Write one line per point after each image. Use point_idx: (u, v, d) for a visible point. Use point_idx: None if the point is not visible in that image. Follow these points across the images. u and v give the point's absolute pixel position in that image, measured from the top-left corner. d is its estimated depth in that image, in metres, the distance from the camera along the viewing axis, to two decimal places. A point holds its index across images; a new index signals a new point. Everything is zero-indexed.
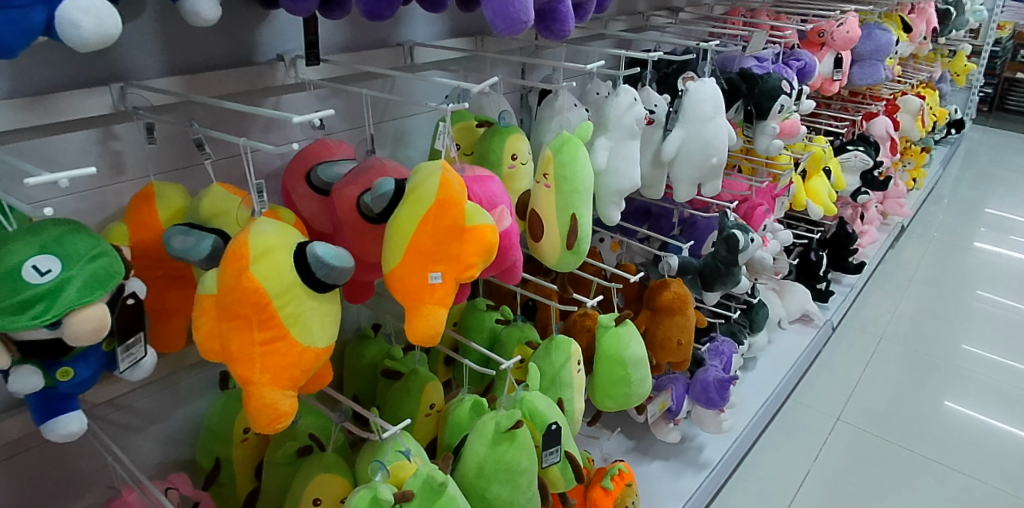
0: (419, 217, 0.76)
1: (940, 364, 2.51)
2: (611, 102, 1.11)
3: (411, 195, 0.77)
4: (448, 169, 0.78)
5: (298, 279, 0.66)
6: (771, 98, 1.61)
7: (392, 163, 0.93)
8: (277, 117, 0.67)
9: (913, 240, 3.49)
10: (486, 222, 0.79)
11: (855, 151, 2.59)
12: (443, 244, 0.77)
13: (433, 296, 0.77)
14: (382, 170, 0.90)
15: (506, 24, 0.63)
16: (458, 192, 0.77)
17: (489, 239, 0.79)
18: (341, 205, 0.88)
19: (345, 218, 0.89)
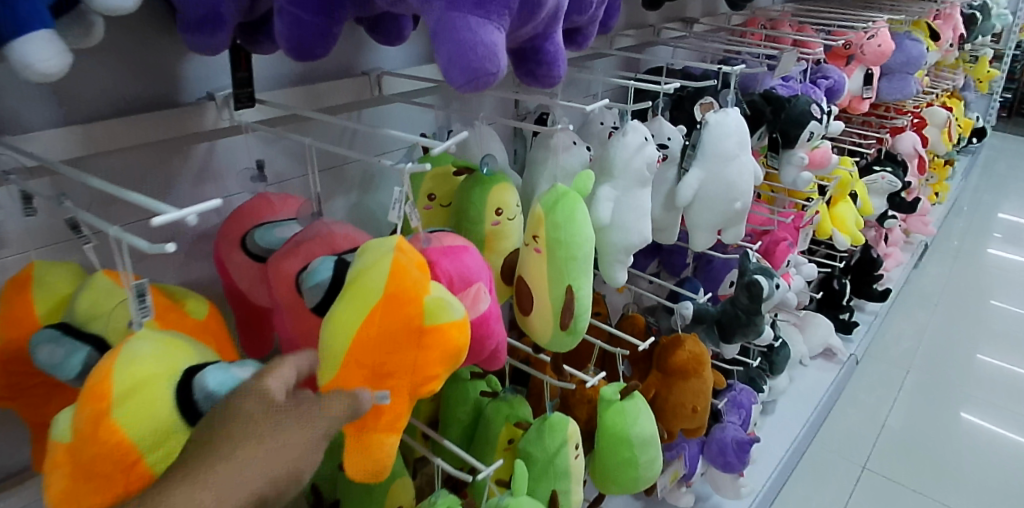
0: (360, 317, 0.57)
1: (977, 395, 2.26)
2: (617, 143, 0.92)
3: (352, 286, 0.59)
4: (402, 251, 0.60)
5: (183, 423, 0.48)
6: (800, 124, 1.43)
7: (345, 228, 0.75)
8: (145, 203, 0.46)
9: (941, 254, 3.26)
10: (452, 319, 0.61)
11: (883, 172, 2.38)
12: (394, 352, 0.59)
13: (380, 421, 0.59)
14: (329, 241, 0.72)
15: (464, 78, 0.43)
16: (413, 283, 0.59)
17: (455, 342, 0.61)
18: (279, 284, 0.71)
19: (284, 300, 0.71)
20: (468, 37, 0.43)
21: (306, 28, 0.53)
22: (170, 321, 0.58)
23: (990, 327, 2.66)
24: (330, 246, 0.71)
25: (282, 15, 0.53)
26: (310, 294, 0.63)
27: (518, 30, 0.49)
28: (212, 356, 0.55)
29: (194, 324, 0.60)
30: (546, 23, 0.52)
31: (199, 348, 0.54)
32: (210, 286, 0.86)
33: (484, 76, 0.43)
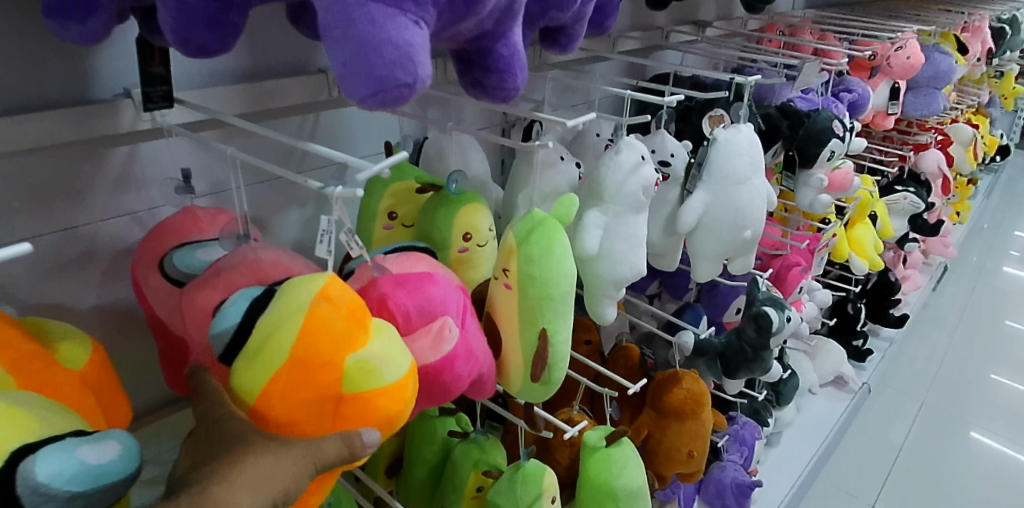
0: (263, 385, 0.49)
1: (1001, 430, 2.07)
2: (608, 161, 0.80)
3: (260, 347, 0.49)
4: (324, 301, 0.50)
5: None
6: (819, 142, 1.31)
7: (276, 254, 0.63)
8: None
9: (964, 274, 3.08)
10: (380, 386, 0.50)
11: (905, 192, 2.24)
12: (306, 422, 0.50)
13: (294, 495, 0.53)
14: (254, 269, 0.60)
15: (366, 88, 0.35)
16: (331, 342, 0.49)
17: (385, 414, 0.51)
18: (192, 319, 0.60)
19: (198, 339, 0.60)
20: (371, 36, 0.35)
21: (194, 15, 0.42)
22: (33, 372, 0.47)
23: (1016, 352, 2.48)
24: (253, 278, 0.60)
25: (164, 1, 0.42)
26: (215, 341, 0.52)
27: (455, 26, 0.42)
28: (69, 425, 0.43)
29: (65, 375, 0.49)
30: (497, 17, 0.46)
31: (47, 416, 0.42)
32: (134, 308, 0.76)
33: (393, 86, 0.35)
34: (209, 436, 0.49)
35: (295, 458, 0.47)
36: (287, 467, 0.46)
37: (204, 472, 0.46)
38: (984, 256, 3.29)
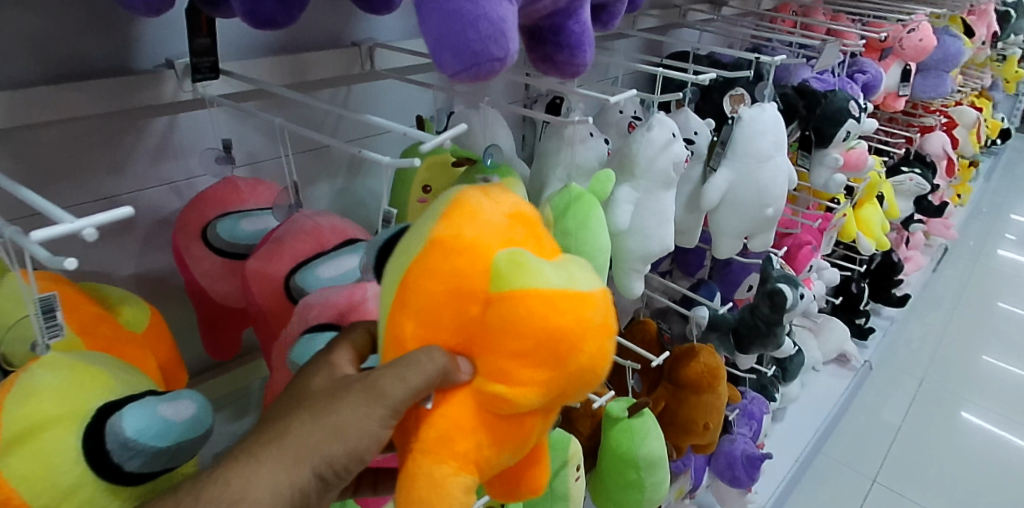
0: (400, 278, 0.46)
1: (999, 411, 2.10)
2: (639, 138, 0.81)
3: (400, 247, 0.49)
4: (478, 199, 0.48)
5: (95, 476, 0.39)
6: (836, 123, 1.32)
7: (332, 219, 0.65)
8: (44, 207, 0.37)
9: (963, 256, 3.10)
10: (539, 288, 0.43)
11: (911, 173, 2.25)
12: (449, 323, 0.45)
13: (427, 448, 0.46)
14: (316, 234, 0.63)
15: (462, 63, 0.40)
16: (480, 230, 0.46)
17: (548, 327, 0.43)
18: (259, 283, 0.62)
19: (260, 302, 0.63)
20: (470, 13, 0.39)
21: None
22: (99, 334, 0.48)
23: (1014, 334, 2.50)
24: (311, 244, 0.62)
25: None
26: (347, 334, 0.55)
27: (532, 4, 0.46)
28: (142, 384, 0.45)
29: (129, 338, 0.50)
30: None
31: (124, 374, 0.44)
32: (170, 276, 0.77)
33: (487, 61, 0.40)
34: (292, 388, 0.46)
35: (346, 414, 0.42)
36: (346, 418, 0.42)
37: (260, 428, 0.43)
38: (982, 238, 3.31)
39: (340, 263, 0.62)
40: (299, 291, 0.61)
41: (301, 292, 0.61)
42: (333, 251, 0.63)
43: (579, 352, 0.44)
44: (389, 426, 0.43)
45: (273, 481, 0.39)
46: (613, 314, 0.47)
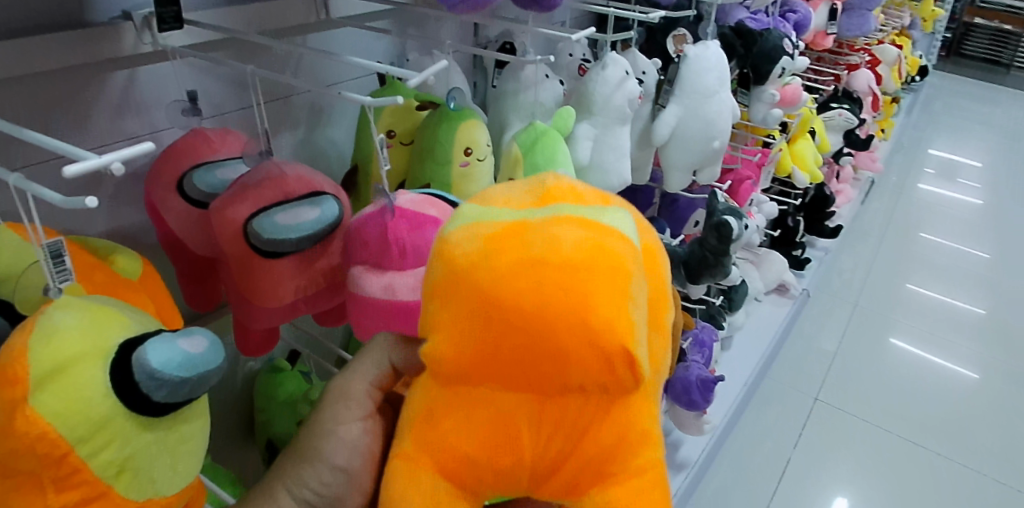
0: None
1: (924, 326, 2.24)
2: (595, 77, 0.85)
3: None
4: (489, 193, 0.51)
5: (124, 409, 0.41)
6: (771, 60, 1.38)
7: (298, 169, 0.66)
8: (67, 151, 0.39)
9: (888, 188, 3.28)
10: (452, 233, 0.44)
11: (840, 109, 2.37)
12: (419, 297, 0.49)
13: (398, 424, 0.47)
14: (281, 184, 0.63)
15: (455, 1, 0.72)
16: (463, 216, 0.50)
17: (453, 265, 0.43)
18: (222, 227, 0.62)
19: (229, 250, 0.63)
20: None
21: None
22: (97, 281, 0.50)
23: (936, 257, 2.68)
24: (279, 191, 0.63)
25: None
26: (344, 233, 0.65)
27: None
28: (150, 322, 0.47)
29: (126, 283, 0.52)
30: None
31: (134, 314, 0.46)
32: (141, 233, 0.77)
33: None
34: None
35: (319, 420, 0.53)
36: (315, 418, 0.53)
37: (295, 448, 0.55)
38: (905, 170, 3.50)
39: (302, 214, 0.63)
40: (259, 238, 0.62)
41: (262, 239, 0.62)
42: (296, 202, 0.63)
43: (482, 289, 0.41)
44: (350, 419, 0.52)
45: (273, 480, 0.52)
46: (563, 240, 0.41)
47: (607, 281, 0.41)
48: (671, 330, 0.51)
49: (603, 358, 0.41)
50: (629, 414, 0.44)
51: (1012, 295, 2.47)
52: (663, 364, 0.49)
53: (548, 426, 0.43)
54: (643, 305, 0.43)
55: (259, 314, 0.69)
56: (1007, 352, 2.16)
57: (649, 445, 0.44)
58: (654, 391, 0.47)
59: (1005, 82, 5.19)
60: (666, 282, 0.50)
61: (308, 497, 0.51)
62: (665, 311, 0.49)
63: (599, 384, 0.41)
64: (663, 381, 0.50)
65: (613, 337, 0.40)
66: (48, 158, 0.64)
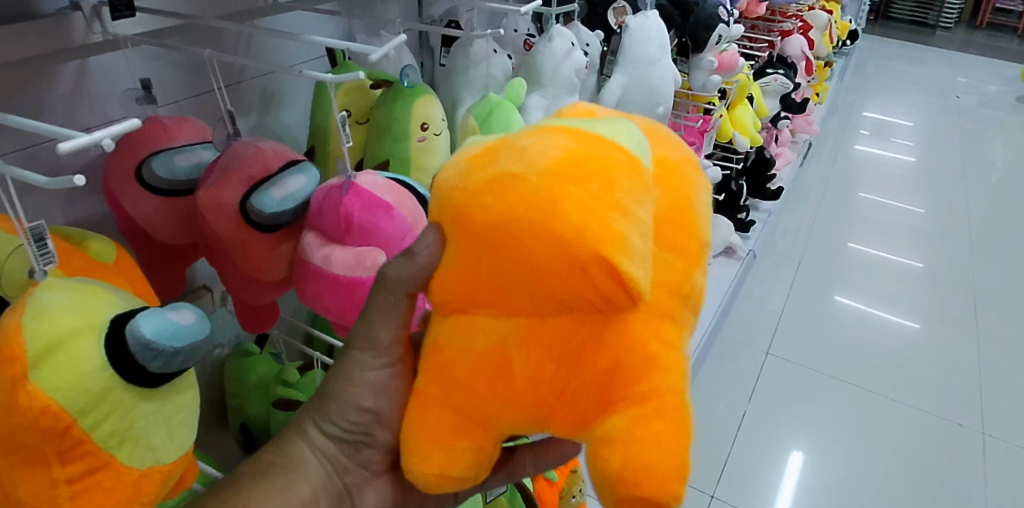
0: None
1: (864, 279, 2.36)
2: (542, 49, 0.88)
3: None
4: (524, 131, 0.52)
5: (122, 381, 0.44)
6: (708, 28, 1.44)
7: (273, 144, 0.67)
8: (67, 133, 0.42)
9: (826, 150, 3.42)
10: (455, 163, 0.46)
11: (775, 74, 2.46)
12: None
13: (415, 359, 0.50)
14: (262, 159, 0.64)
15: None
16: None
17: (444, 194, 0.44)
18: (215, 213, 0.63)
19: (224, 231, 0.64)
20: None
21: None
22: (76, 266, 0.52)
23: (873, 214, 2.81)
24: (267, 166, 0.64)
25: None
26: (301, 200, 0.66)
27: None
28: (136, 301, 0.49)
29: (103, 268, 0.54)
30: None
31: (120, 293, 0.48)
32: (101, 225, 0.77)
33: None
34: None
35: (348, 366, 0.54)
36: (347, 368, 0.54)
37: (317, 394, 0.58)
38: (840, 132, 3.64)
39: (290, 186, 0.65)
40: (260, 215, 0.64)
41: (263, 216, 0.64)
42: (279, 176, 0.65)
43: (465, 213, 0.42)
44: (380, 366, 0.52)
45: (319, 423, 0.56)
46: (541, 153, 0.40)
47: (585, 195, 0.39)
48: (705, 245, 0.47)
49: (583, 272, 0.39)
50: (626, 331, 0.42)
51: (944, 243, 2.63)
52: (688, 281, 0.45)
53: (543, 350, 0.43)
54: (638, 216, 0.40)
55: (262, 290, 0.72)
56: (941, 298, 2.29)
57: (657, 365, 0.42)
58: (671, 309, 0.44)
59: (930, 42, 5.43)
60: (690, 190, 0.46)
61: (339, 432, 0.56)
62: (690, 222, 0.45)
63: (586, 301, 0.40)
64: (697, 301, 0.46)
65: (594, 252, 0.38)
66: (35, 142, 0.66)
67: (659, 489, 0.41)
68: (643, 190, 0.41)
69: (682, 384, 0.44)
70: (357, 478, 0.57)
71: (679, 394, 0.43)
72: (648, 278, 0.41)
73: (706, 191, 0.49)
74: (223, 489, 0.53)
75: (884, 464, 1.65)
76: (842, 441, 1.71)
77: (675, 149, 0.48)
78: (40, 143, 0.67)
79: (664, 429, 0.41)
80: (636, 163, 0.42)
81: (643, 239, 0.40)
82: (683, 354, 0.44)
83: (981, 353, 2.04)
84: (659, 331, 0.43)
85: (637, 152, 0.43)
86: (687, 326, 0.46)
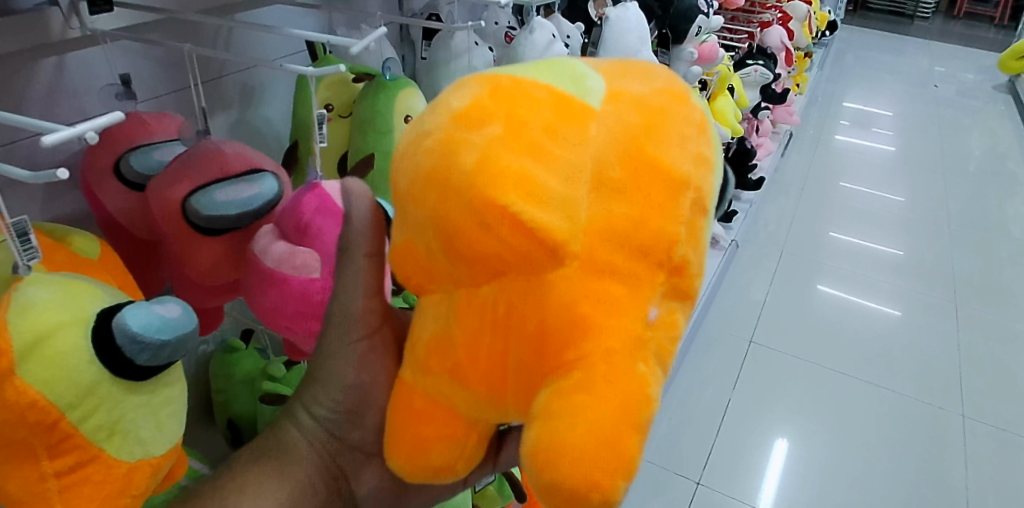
0: None
1: (845, 268, 2.40)
2: (524, 42, 0.89)
3: None
4: None
5: (109, 374, 0.44)
6: (689, 19, 1.47)
7: (238, 146, 0.67)
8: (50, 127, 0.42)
9: (806, 140, 3.46)
10: None
11: (755, 65, 2.48)
12: None
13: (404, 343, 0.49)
14: (221, 162, 0.64)
15: None
16: None
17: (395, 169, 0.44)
18: (162, 207, 0.63)
19: (167, 225, 0.64)
20: None
21: None
22: (59, 262, 0.51)
23: (853, 203, 2.85)
24: (224, 169, 0.64)
25: None
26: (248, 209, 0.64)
27: None
28: (121, 295, 0.49)
29: (86, 263, 0.54)
30: None
31: (104, 287, 0.48)
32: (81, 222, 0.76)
33: None
34: None
35: (326, 342, 0.52)
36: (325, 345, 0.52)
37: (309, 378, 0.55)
38: (820, 122, 3.68)
39: (241, 191, 0.63)
40: (198, 216, 0.63)
41: (201, 217, 0.63)
42: (237, 179, 0.64)
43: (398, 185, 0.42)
44: (356, 336, 0.50)
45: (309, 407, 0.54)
46: (454, 111, 0.39)
47: (484, 141, 0.37)
48: (689, 185, 0.40)
49: (487, 230, 0.37)
50: (554, 291, 0.39)
51: (923, 230, 2.67)
52: (652, 229, 0.39)
53: (474, 320, 0.41)
54: (558, 164, 0.38)
55: (201, 295, 0.71)
56: (920, 284, 2.33)
57: (588, 327, 0.39)
58: (625, 265, 0.39)
59: (909, 32, 5.50)
60: (660, 122, 0.40)
61: (327, 414, 0.53)
62: (648, 160, 0.39)
63: (502, 263, 0.38)
64: (675, 254, 0.40)
65: (489, 205, 0.37)
66: (15, 139, 0.66)
67: (586, 468, 0.37)
68: (570, 134, 0.39)
69: (633, 350, 0.39)
70: (354, 463, 0.54)
71: (619, 362, 0.39)
72: (567, 232, 0.38)
73: (700, 125, 0.42)
74: (214, 478, 0.52)
75: (868, 449, 1.68)
76: (826, 427, 1.74)
77: (650, 80, 0.42)
78: (19, 140, 0.66)
79: (590, 397, 0.38)
80: (562, 110, 0.39)
81: (560, 185, 0.38)
82: (638, 317, 0.40)
83: (960, 338, 2.08)
84: (594, 290, 0.39)
85: (570, 91, 0.40)
86: (659, 283, 0.41)
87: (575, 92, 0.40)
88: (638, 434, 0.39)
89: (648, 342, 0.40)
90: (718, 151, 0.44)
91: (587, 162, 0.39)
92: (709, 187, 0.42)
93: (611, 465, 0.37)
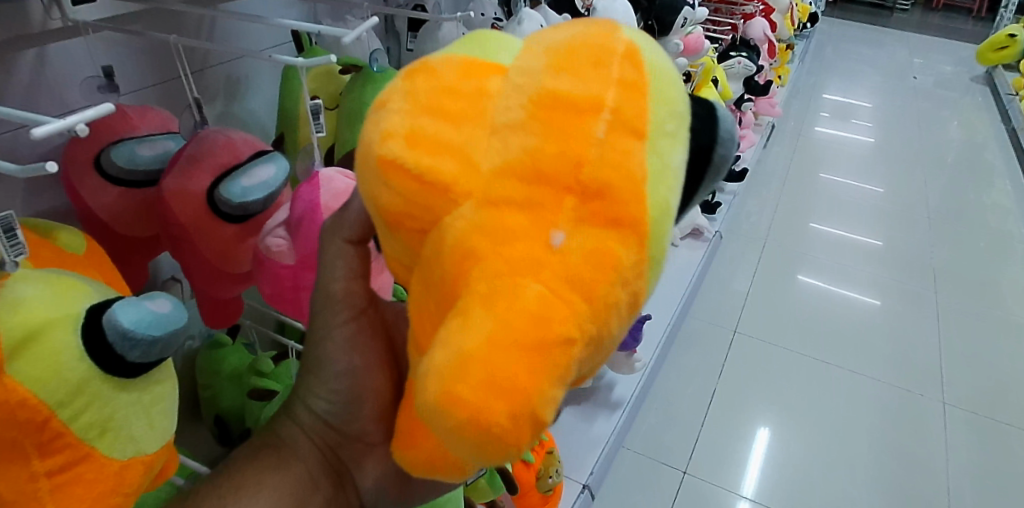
0: None
1: (825, 258, 2.42)
2: (512, 32, 0.90)
3: None
4: None
5: (99, 371, 0.43)
6: (674, 11, 1.47)
7: (242, 135, 0.67)
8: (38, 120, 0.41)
9: (788, 132, 3.48)
10: None
11: (739, 57, 2.49)
12: None
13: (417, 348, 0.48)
14: (231, 148, 0.65)
15: None
16: None
17: None
18: (181, 202, 0.62)
19: (185, 219, 0.63)
20: None
21: None
22: (45, 257, 0.51)
23: (834, 194, 2.88)
24: (235, 155, 0.64)
25: None
26: (267, 191, 0.65)
27: None
28: (111, 291, 0.49)
29: (72, 259, 0.53)
30: None
31: (94, 284, 0.48)
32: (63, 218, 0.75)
33: None
34: None
35: (314, 332, 0.52)
36: (314, 341, 0.52)
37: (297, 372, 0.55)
38: (801, 114, 3.70)
39: (259, 173, 0.65)
40: (228, 205, 0.63)
41: (230, 205, 0.63)
42: (248, 165, 0.65)
43: None
44: (345, 325, 0.51)
45: (304, 402, 0.53)
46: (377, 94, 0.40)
47: (387, 109, 0.37)
48: (603, 107, 0.34)
49: (388, 188, 0.36)
50: (449, 231, 0.35)
51: (904, 221, 2.70)
52: (551, 156, 0.34)
53: (420, 296, 0.39)
54: (455, 111, 0.36)
55: (227, 284, 0.71)
56: (900, 273, 2.37)
57: (479, 260, 0.34)
58: (522, 195, 0.34)
59: (888, 24, 5.56)
60: (571, 51, 0.36)
61: (321, 405, 0.53)
62: (552, 86, 0.35)
63: (409, 221, 0.36)
64: (587, 177, 0.34)
65: (379, 160, 0.36)
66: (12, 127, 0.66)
67: (461, 411, 0.31)
68: (468, 84, 0.36)
69: (528, 273, 0.33)
70: (353, 451, 0.53)
71: (502, 287, 0.33)
72: (460, 174, 0.35)
73: (626, 53, 0.36)
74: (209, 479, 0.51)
75: (851, 438, 1.70)
76: (809, 417, 1.76)
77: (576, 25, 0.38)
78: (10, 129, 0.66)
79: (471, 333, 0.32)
80: (471, 64, 0.37)
81: (457, 131, 0.35)
82: (536, 241, 0.34)
83: (940, 327, 2.11)
84: (491, 225, 0.34)
85: (476, 54, 0.38)
86: (569, 209, 0.34)
87: (492, 49, 0.38)
88: (530, 369, 0.32)
89: (552, 270, 0.33)
90: (672, 82, 0.37)
91: (492, 109, 0.36)
92: (641, 106, 0.35)
93: (487, 394, 0.31)
